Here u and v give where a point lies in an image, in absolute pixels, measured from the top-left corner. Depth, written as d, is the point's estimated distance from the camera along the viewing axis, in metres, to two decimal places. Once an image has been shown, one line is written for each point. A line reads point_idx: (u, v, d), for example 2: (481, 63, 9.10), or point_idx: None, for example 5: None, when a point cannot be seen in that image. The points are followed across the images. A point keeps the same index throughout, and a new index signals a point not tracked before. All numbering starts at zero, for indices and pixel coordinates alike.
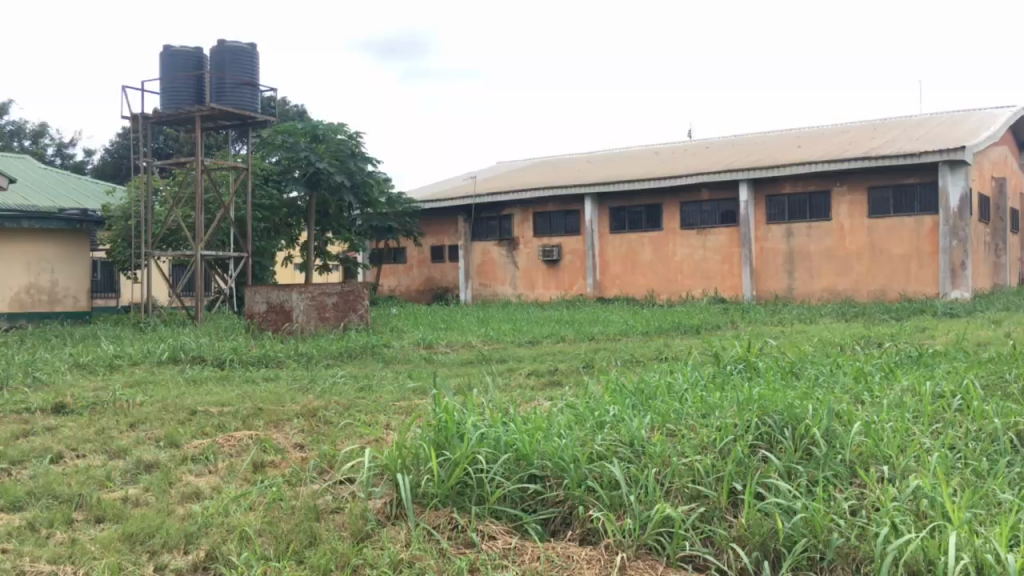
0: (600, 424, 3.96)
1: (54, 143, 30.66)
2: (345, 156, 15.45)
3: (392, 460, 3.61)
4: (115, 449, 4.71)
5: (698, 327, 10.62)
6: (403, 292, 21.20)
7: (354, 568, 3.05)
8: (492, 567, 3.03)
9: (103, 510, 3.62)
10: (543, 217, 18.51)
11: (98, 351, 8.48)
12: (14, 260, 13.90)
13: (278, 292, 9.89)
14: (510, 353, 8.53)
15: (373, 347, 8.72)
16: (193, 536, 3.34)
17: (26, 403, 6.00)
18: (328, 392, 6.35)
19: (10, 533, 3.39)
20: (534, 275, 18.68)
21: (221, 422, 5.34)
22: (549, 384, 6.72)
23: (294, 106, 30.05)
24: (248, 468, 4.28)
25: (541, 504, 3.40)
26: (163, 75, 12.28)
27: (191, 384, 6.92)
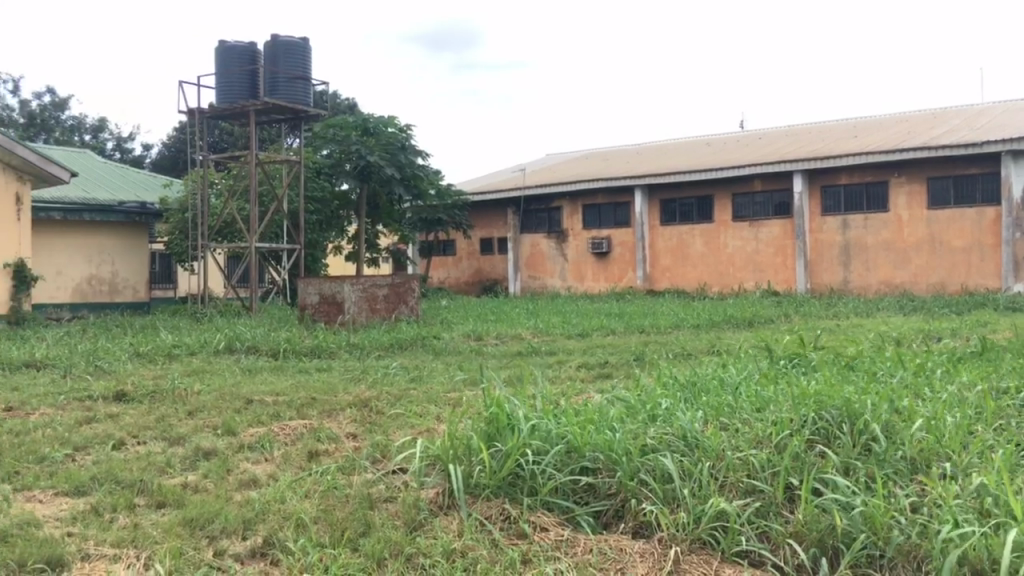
0: (653, 417, 3.93)
1: (114, 137, 31.41)
2: (396, 149, 15.42)
3: (443, 450, 3.63)
4: (174, 436, 4.82)
5: (751, 320, 10.47)
6: (452, 284, 21.35)
7: (407, 556, 3.08)
8: (546, 558, 3.04)
9: (164, 496, 3.72)
10: (592, 209, 18.42)
11: (157, 341, 8.68)
12: (76, 252, 14.28)
13: (330, 284, 9.99)
14: (560, 346, 8.50)
15: (423, 339, 8.77)
16: (251, 521, 3.41)
17: (89, 391, 6.18)
18: (379, 382, 6.43)
19: (76, 517, 3.48)
20: (583, 267, 18.62)
21: (275, 411, 5.44)
22: (599, 377, 6.67)
23: (345, 99, 30.39)
24: (303, 457, 4.35)
25: (593, 496, 3.40)
26: (219, 70, 12.49)
27: (245, 373, 7.05)
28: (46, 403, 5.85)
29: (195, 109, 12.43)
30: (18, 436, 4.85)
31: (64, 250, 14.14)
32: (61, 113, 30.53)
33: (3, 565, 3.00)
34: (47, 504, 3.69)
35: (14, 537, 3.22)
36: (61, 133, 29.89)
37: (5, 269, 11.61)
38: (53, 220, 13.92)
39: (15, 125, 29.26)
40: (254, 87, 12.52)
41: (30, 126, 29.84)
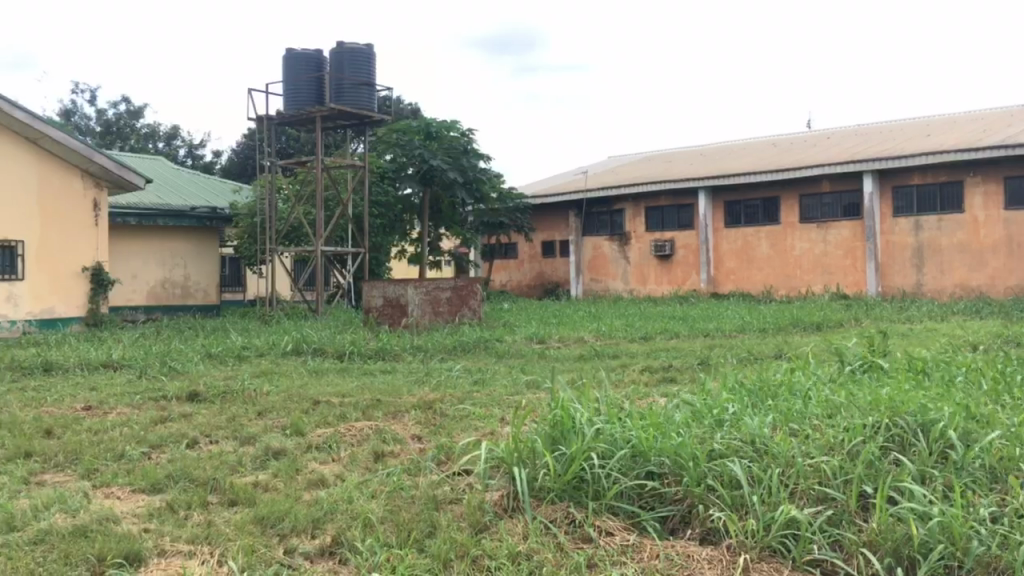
0: (720, 422, 3.88)
1: (186, 144, 32.26)
2: (459, 153, 15.62)
3: (508, 453, 3.64)
4: (245, 436, 4.94)
5: (819, 324, 10.27)
6: (515, 287, 21.41)
7: (473, 558, 3.10)
8: (611, 563, 3.03)
9: (236, 494, 3.81)
10: (655, 211, 18.27)
11: (228, 342, 8.89)
12: (150, 256, 14.72)
13: (393, 286, 10.11)
14: (624, 349, 8.46)
15: (486, 342, 8.81)
16: (320, 521, 3.47)
17: (164, 391, 6.37)
18: (443, 385, 6.48)
19: (152, 514, 3.59)
20: (646, 270, 18.48)
21: (342, 411, 5.53)
22: (662, 381, 6.61)
23: (408, 104, 30.70)
24: (369, 457, 4.41)
25: (659, 502, 3.37)
26: (287, 78, 12.72)
27: (312, 375, 7.17)
28: (123, 402, 6.05)
29: (263, 116, 12.74)
30: (98, 433, 5.02)
31: (139, 254, 14.60)
32: (136, 121, 31.54)
33: (84, 558, 3.10)
34: (125, 501, 3.81)
35: (95, 532, 3.33)
36: (136, 141, 30.90)
37: (83, 273, 12.02)
38: (128, 225, 14.37)
39: (93, 133, 30.39)
40: (320, 94, 12.75)
41: (108, 135, 30.94)
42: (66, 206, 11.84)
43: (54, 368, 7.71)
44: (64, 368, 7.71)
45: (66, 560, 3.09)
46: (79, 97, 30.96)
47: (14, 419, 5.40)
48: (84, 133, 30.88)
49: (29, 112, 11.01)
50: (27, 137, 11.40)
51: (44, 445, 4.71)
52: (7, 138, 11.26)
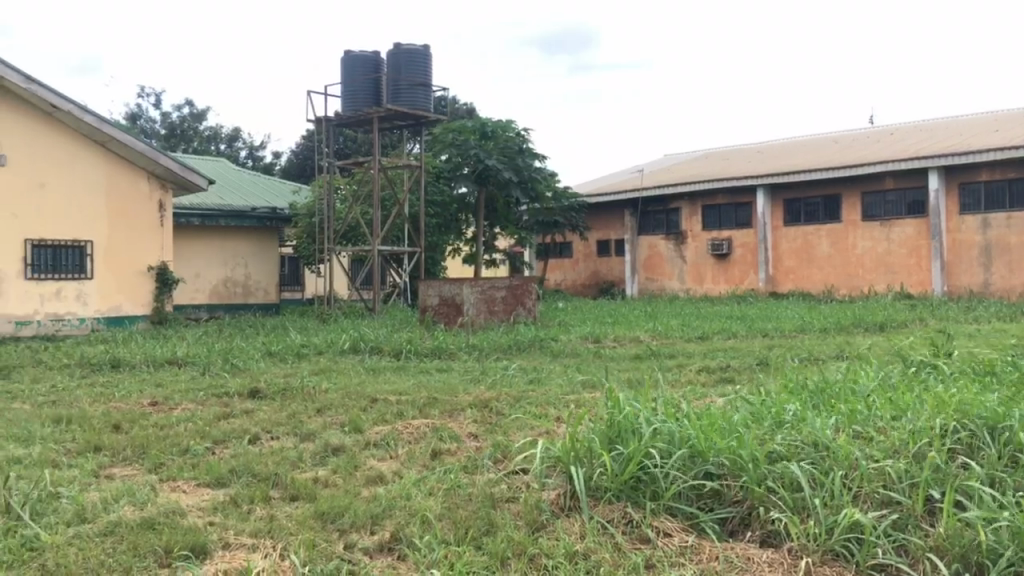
0: (780, 423, 3.82)
1: (247, 146, 32.89)
2: (514, 153, 15.64)
3: (564, 452, 3.63)
4: (305, 432, 5.02)
5: (882, 324, 10.06)
6: (570, 286, 21.38)
7: (530, 556, 3.10)
8: (670, 564, 3.01)
9: (297, 489, 3.88)
10: (712, 210, 18.07)
11: (288, 340, 9.04)
12: (213, 255, 15.07)
13: (449, 286, 10.17)
14: (681, 349, 8.38)
15: (542, 341, 8.81)
16: (378, 517, 3.51)
17: (227, 388, 6.51)
18: (498, 383, 6.50)
19: (217, 507, 3.68)
20: (702, 269, 18.28)
21: (399, 409, 5.59)
22: (720, 381, 6.53)
23: (464, 104, 30.84)
24: (426, 455, 4.45)
25: (718, 503, 3.33)
26: (344, 79, 12.93)
27: (370, 373, 7.26)
28: (188, 398, 6.21)
29: (322, 117, 12.93)
30: (164, 429, 5.15)
31: (202, 254, 14.95)
32: (199, 124, 32.26)
33: (152, 550, 3.18)
34: (190, 495, 3.90)
35: (161, 524, 3.42)
36: (199, 142, 31.63)
37: (149, 272, 12.34)
38: (191, 226, 14.72)
39: (158, 136, 31.23)
40: (378, 95, 12.90)
41: (172, 137, 31.75)
42: (133, 207, 12.16)
43: (121, 365, 7.94)
44: (131, 365, 7.93)
45: (134, 551, 3.17)
46: (145, 101, 31.79)
47: (84, 414, 5.58)
48: (149, 136, 31.72)
49: (97, 115, 11.34)
50: (95, 140, 11.74)
51: (113, 440, 4.85)
52: (77, 142, 11.60)
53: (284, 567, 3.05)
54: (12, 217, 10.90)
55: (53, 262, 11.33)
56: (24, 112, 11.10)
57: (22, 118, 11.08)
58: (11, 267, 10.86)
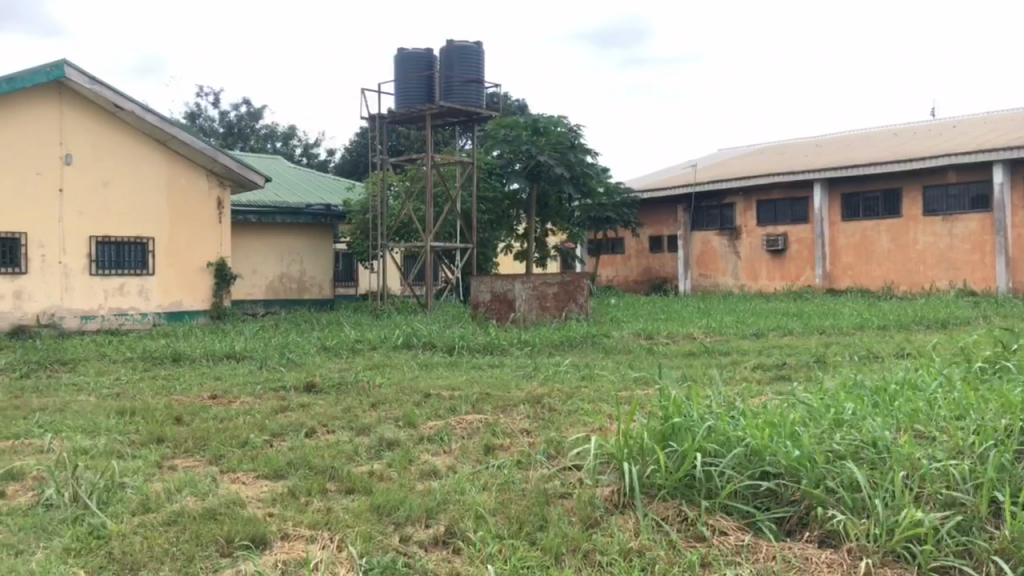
0: (838, 423, 3.75)
1: (302, 144, 33.36)
2: (565, 148, 15.53)
3: (618, 448, 3.62)
4: (360, 426, 5.09)
5: (945, 321, 9.81)
6: (622, 282, 21.27)
7: (584, 552, 3.10)
8: (726, 563, 2.99)
9: (352, 482, 3.94)
10: (767, 205, 17.81)
11: (342, 336, 9.16)
12: (269, 252, 15.33)
13: (501, 282, 10.22)
14: (735, 346, 8.29)
15: (594, 337, 8.79)
16: (433, 511, 3.54)
17: (283, 382, 6.63)
18: (551, 379, 6.52)
19: (276, 499, 3.75)
20: (757, 265, 18.03)
21: (453, 404, 5.63)
22: (776, 380, 6.43)
23: (516, 100, 30.86)
24: (480, 450, 4.47)
25: (775, 503, 3.29)
26: (398, 77, 13.04)
27: (423, 368, 7.32)
28: (246, 392, 6.33)
29: (376, 115, 13.04)
30: (223, 421, 5.27)
31: (259, 250, 15.22)
32: (256, 123, 32.82)
33: (214, 540, 3.26)
34: (250, 486, 3.98)
35: (222, 515, 3.50)
36: (256, 141, 32.20)
37: (208, 268, 12.56)
38: (248, 223, 15.00)
39: (216, 135, 31.92)
40: (430, 93, 12.96)
41: (230, 136, 32.42)
42: (192, 205, 12.42)
43: (182, 359, 8.13)
44: (191, 359, 8.12)
45: (197, 540, 3.25)
46: (204, 100, 32.49)
47: (147, 406, 5.74)
48: (208, 135, 32.40)
49: (159, 115, 11.61)
50: (156, 139, 12.03)
51: (175, 431, 4.97)
52: (139, 141, 11.90)
53: (342, 559, 3.09)
54: (78, 214, 11.21)
55: (116, 258, 11.66)
56: (89, 112, 11.37)
57: (87, 118, 11.37)
58: (78, 263, 11.20)
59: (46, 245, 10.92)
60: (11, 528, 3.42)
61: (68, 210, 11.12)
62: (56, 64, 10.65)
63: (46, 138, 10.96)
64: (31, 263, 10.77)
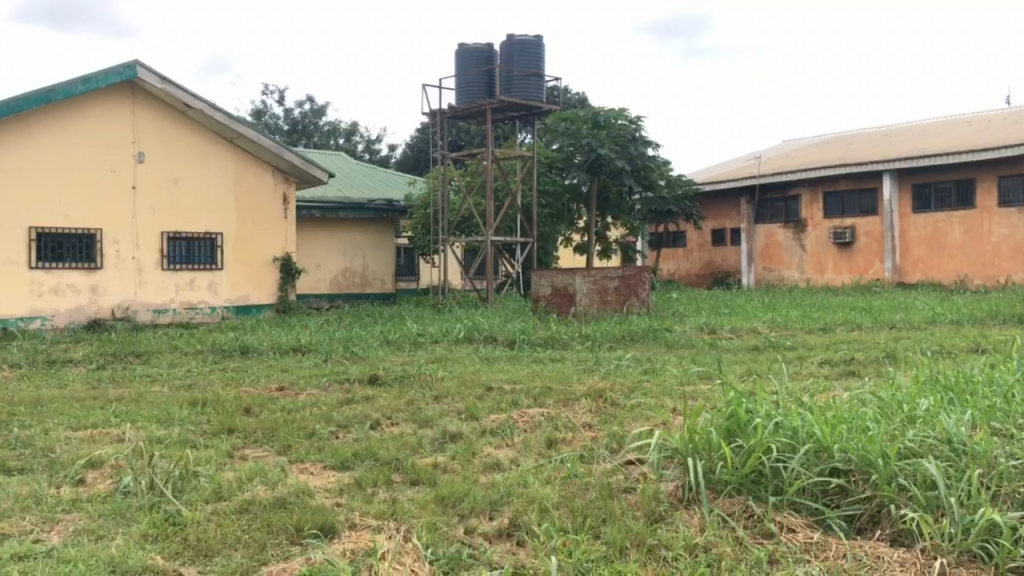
0: (912, 420, 3.66)
1: (364, 140, 33.78)
2: (627, 141, 15.43)
3: (682, 444, 3.58)
4: (423, 419, 5.14)
5: (1022, 316, 9.47)
6: (683, 276, 21.05)
7: (648, 547, 3.09)
8: (795, 560, 2.95)
9: (417, 474, 3.98)
10: (834, 197, 17.43)
11: (405, 329, 9.26)
12: (333, 247, 15.57)
13: (562, 275, 10.23)
14: (801, 340, 8.15)
15: (655, 331, 8.72)
16: (497, 504, 3.56)
17: (347, 374, 6.74)
18: (613, 373, 6.49)
19: (342, 489, 3.82)
20: (824, 258, 17.67)
21: (515, 397, 5.66)
22: (845, 375, 6.31)
23: (576, 93, 30.76)
24: (542, 444, 4.48)
25: (845, 500, 3.23)
26: (458, 72, 13.13)
27: (485, 362, 7.36)
28: (312, 384, 6.45)
29: (437, 110, 13.13)
30: (290, 413, 5.38)
31: (322, 245, 15.47)
32: (320, 120, 33.38)
33: (284, 528, 3.33)
34: (318, 476, 4.06)
35: (292, 504, 3.58)
36: (319, 137, 32.67)
37: (273, 263, 12.81)
38: (312, 218, 15.25)
39: (281, 132, 32.56)
40: (491, 88, 12.99)
41: (294, 133, 33.01)
42: (258, 201, 12.67)
43: (250, 351, 8.33)
44: (258, 351, 8.31)
45: (268, 528, 3.33)
46: (269, 98, 33.14)
47: (217, 397, 5.89)
48: (273, 132, 33.05)
49: (227, 114, 11.87)
50: (224, 137, 12.31)
51: (244, 422, 5.09)
52: (207, 139, 12.19)
53: (407, 549, 3.12)
54: (149, 211, 11.54)
55: (186, 254, 11.98)
56: (160, 111, 11.69)
57: (158, 117, 11.68)
58: (149, 258, 11.54)
59: (120, 241, 11.27)
60: (91, 513, 3.54)
61: (141, 207, 11.46)
62: (129, 65, 10.96)
63: (119, 137, 11.30)
64: (106, 258, 11.14)
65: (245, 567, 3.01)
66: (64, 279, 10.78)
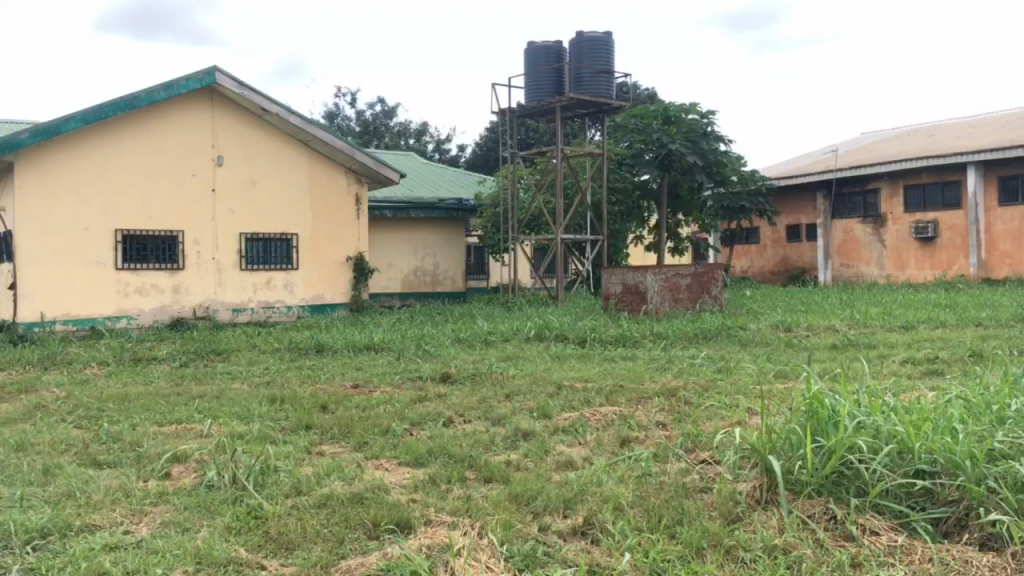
0: (1001, 420, 3.54)
1: (434, 140, 34.09)
2: (698, 136, 15.12)
3: (760, 444, 3.51)
4: (496, 417, 5.17)
5: None
6: (757, 273, 20.67)
7: (726, 548, 3.04)
8: (879, 564, 2.88)
9: (491, 471, 4.01)
10: (915, 190, 16.89)
11: (476, 328, 9.31)
12: (404, 246, 15.77)
13: (633, 273, 10.15)
14: (881, 339, 7.92)
15: (730, 329, 8.58)
16: (571, 502, 3.55)
17: (420, 372, 6.82)
18: (685, 372, 6.42)
19: (418, 485, 3.86)
20: (905, 254, 17.16)
21: (587, 396, 5.63)
22: (928, 375, 6.11)
23: (645, 89, 30.48)
24: (615, 443, 4.45)
25: (930, 503, 3.14)
26: (527, 71, 13.12)
27: (556, 360, 7.36)
28: (385, 381, 6.55)
29: (506, 109, 13.16)
30: (366, 410, 5.46)
31: (394, 245, 15.67)
32: (390, 120, 33.81)
33: (361, 523, 3.39)
34: (393, 473, 4.12)
35: (368, 499, 3.63)
36: (390, 139, 33.11)
37: (346, 262, 13.04)
38: (385, 218, 15.47)
39: (353, 134, 33.07)
40: (560, 85, 12.99)
41: (366, 134, 33.50)
42: (332, 202, 12.90)
43: (325, 349, 8.49)
44: (333, 349, 8.45)
45: (346, 523, 3.39)
46: (341, 100, 33.65)
47: (295, 394, 6.02)
48: (346, 134, 33.61)
49: (302, 117, 12.10)
50: (299, 140, 12.57)
51: (321, 419, 5.19)
52: (283, 142, 12.46)
53: (483, 546, 3.14)
54: (228, 212, 11.87)
55: (264, 254, 12.28)
56: (238, 115, 12.00)
57: (236, 121, 11.99)
58: (229, 259, 11.87)
59: (201, 242, 11.62)
60: (178, 506, 3.66)
61: (220, 209, 11.79)
62: (208, 71, 11.27)
63: (200, 141, 11.64)
64: (187, 259, 11.49)
65: (325, 561, 3.07)
66: (149, 280, 11.16)
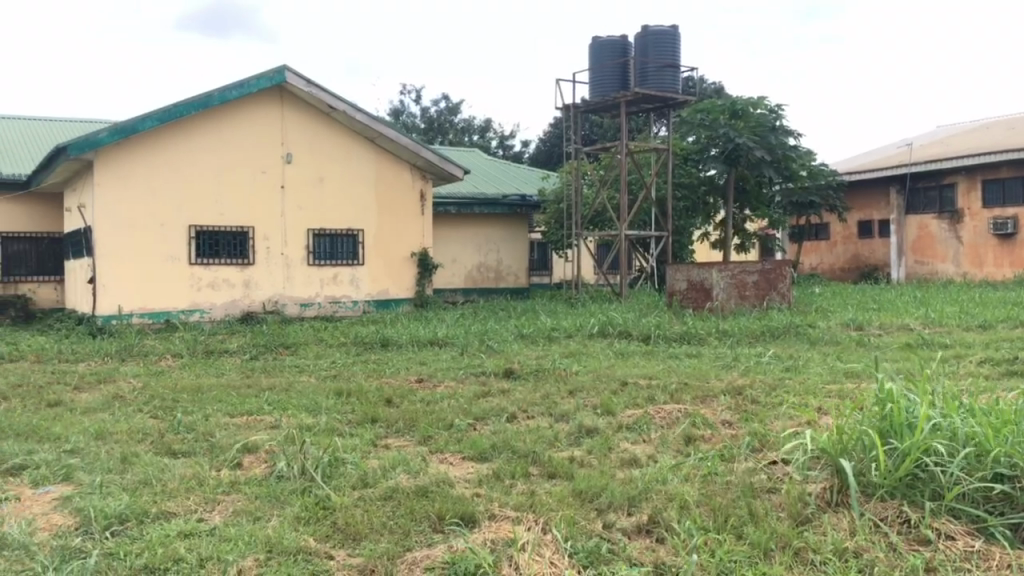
0: None
1: (498, 136, 34.16)
2: (766, 130, 14.75)
3: (831, 444, 3.43)
4: (559, 413, 5.16)
5: None
6: (827, 270, 20.22)
7: (795, 550, 2.99)
8: (954, 569, 2.80)
9: (554, 467, 4.00)
10: (994, 185, 16.30)
11: (539, 324, 9.31)
12: (468, 242, 15.86)
13: (698, 270, 10.03)
14: (957, 338, 7.68)
15: (798, 327, 8.41)
16: (635, 500, 3.53)
17: (484, 367, 6.86)
18: (751, 370, 6.33)
19: (481, 480, 3.88)
20: (983, 251, 16.60)
21: (651, 393, 5.59)
22: (1008, 376, 5.89)
23: (711, 83, 30.02)
24: (680, 441, 4.42)
25: (1010, 508, 3.06)
26: (592, 66, 13.08)
27: (619, 357, 7.32)
28: (449, 376, 6.61)
29: (571, 105, 13.13)
30: (430, 404, 5.51)
31: (457, 240, 15.77)
32: (454, 117, 33.99)
33: (427, 516, 3.42)
34: (458, 467, 4.15)
35: (433, 492, 3.67)
36: (454, 135, 33.30)
37: (411, 257, 13.16)
38: (449, 214, 15.58)
39: (418, 130, 33.32)
40: (625, 80, 12.89)
41: (430, 131, 33.73)
42: (397, 198, 13.03)
43: (390, 344, 8.59)
44: (398, 344, 8.55)
45: (411, 515, 3.43)
46: (406, 97, 33.96)
47: (361, 388, 6.10)
48: (411, 131, 33.91)
49: (368, 114, 12.24)
50: (366, 137, 12.72)
51: (387, 413, 5.26)
52: (350, 139, 12.63)
53: (547, 541, 3.14)
54: (297, 209, 12.08)
55: (331, 250, 12.48)
56: (306, 113, 12.20)
57: (305, 119, 12.19)
58: (297, 254, 12.09)
59: (270, 238, 11.86)
60: (250, 496, 3.75)
61: (289, 206, 12.02)
62: (278, 70, 11.48)
63: (269, 140, 11.87)
64: (257, 254, 11.74)
65: (392, 552, 3.10)
66: (221, 274, 11.45)
